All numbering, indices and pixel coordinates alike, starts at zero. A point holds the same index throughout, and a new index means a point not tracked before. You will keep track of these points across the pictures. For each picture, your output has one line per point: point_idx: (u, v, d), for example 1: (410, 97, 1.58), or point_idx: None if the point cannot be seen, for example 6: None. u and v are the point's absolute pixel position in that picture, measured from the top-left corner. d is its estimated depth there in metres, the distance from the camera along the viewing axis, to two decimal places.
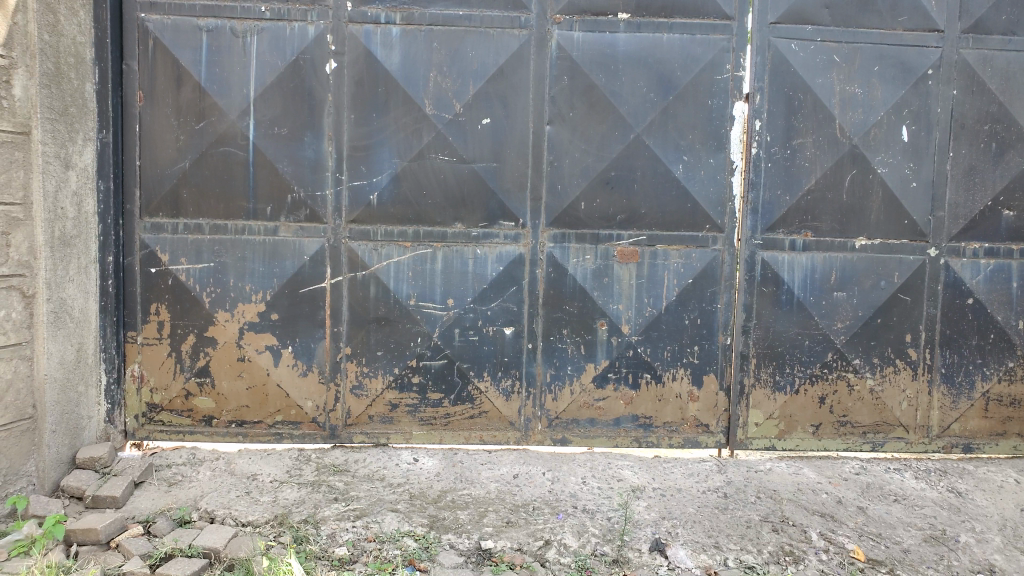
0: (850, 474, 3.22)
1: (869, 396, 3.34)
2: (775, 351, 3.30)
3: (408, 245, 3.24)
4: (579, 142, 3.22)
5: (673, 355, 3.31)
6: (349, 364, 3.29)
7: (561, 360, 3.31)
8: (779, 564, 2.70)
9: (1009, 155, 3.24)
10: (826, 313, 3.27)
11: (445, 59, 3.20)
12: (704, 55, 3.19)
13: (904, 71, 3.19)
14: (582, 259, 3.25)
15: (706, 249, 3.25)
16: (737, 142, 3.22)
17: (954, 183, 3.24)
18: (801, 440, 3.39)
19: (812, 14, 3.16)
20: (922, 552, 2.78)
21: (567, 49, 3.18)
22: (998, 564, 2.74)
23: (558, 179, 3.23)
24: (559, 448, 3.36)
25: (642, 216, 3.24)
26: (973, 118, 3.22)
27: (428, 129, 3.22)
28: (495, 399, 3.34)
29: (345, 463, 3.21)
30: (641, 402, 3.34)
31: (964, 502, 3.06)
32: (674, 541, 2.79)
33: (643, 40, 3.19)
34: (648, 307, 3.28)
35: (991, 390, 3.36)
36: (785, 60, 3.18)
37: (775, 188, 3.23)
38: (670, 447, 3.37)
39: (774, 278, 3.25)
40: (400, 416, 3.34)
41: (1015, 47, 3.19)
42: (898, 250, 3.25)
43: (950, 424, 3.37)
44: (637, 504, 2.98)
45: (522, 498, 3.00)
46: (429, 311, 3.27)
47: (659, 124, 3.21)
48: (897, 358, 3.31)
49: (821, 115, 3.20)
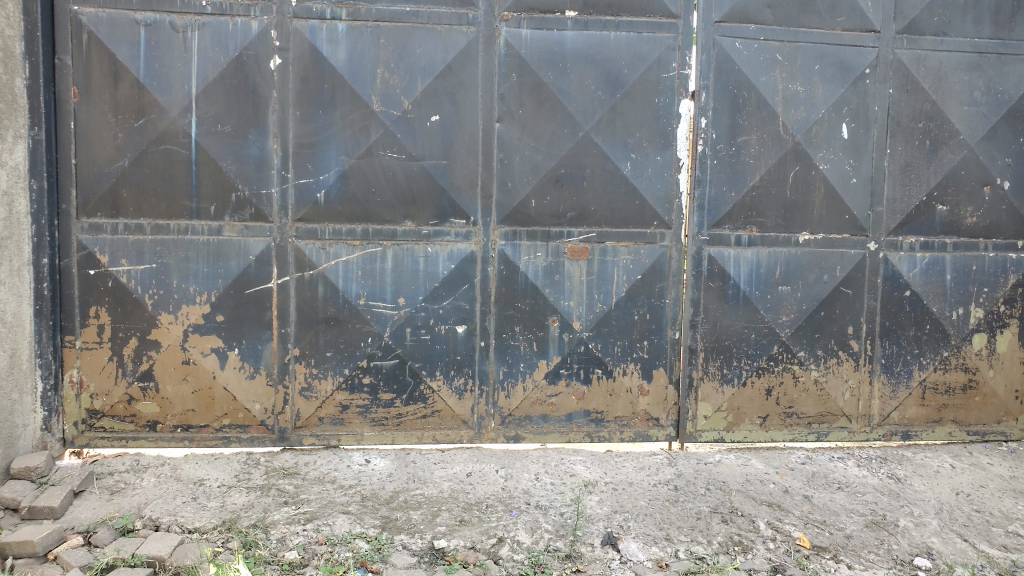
0: (796, 464, 3.30)
1: (814, 387, 3.43)
2: (723, 345, 3.36)
3: (357, 244, 3.20)
4: (529, 139, 3.23)
5: (624, 351, 3.34)
6: (298, 366, 3.24)
7: (513, 358, 3.31)
8: (728, 554, 2.75)
9: (943, 151, 3.35)
10: (772, 306, 3.34)
11: (392, 56, 3.17)
12: (651, 54, 3.22)
13: (843, 70, 3.27)
14: (533, 256, 3.26)
15: (655, 245, 3.29)
16: (683, 139, 3.26)
17: (892, 178, 3.34)
18: (749, 432, 3.44)
19: (755, 13, 3.22)
20: (864, 538, 2.87)
21: (515, 47, 3.18)
22: (935, 547, 2.84)
23: (508, 176, 3.23)
24: (512, 445, 3.36)
25: (592, 212, 3.26)
26: (909, 116, 3.32)
27: (376, 126, 3.18)
28: (448, 398, 3.32)
29: (295, 466, 3.16)
30: (593, 397, 3.36)
31: (904, 487, 3.16)
32: (627, 534, 2.82)
33: (591, 38, 3.20)
34: (599, 303, 3.30)
35: (928, 378, 3.47)
36: (730, 58, 3.23)
37: (721, 184, 3.28)
38: (622, 441, 3.40)
39: (720, 273, 3.31)
40: (351, 417, 3.30)
41: (947, 47, 3.30)
42: (840, 245, 3.34)
43: (890, 412, 3.48)
44: (590, 498, 3.00)
45: (476, 497, 3.00)
46: (380, 311, 3.24)
47: (608, 122, 3.24)
48: (840, 350, 3.40)
49: (765, 113, 3.27)
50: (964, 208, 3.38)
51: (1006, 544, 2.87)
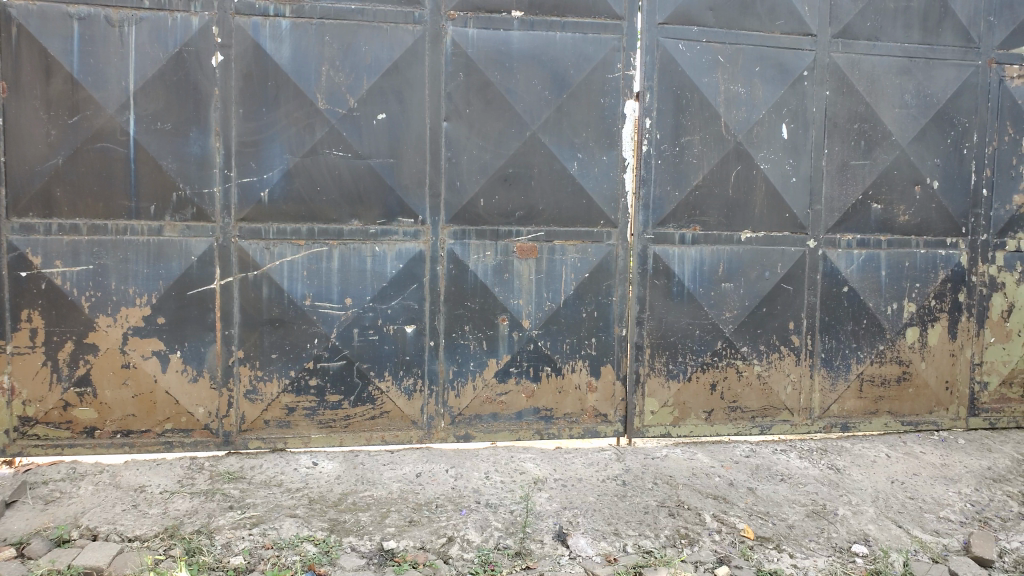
0: (741, 457, 3.37)
1: (757, 381, 3.51)
2: (668, 341, 3.42)
3: (302, 243, 3.16)
4: (476, 139, 3.23)
5: (572, 348, 3.37)
6: (242, 368, 3.19)
7: (463, 357, 3.31)
8: (675, 546, 2.80)
9: (877, 152, 3.47)
10: (716, 303, 3.42)
11: (337, 53, 3.13)
12: (596, 54, 3.25)
13: (782, 72, 3.36)
14: (482, 255, 3.26)
15: (602, 244, 3.33)
16: (629, 139, 3.31)
17: (830, 178, 3.44)
18: (694, 426, 3.51)
19: (697, 16, 3.28)
20: (805, 527, 2.95)
21: (461, 46, 3.18)
22: (871, 533, 2.94)
23: (456, 175, 3.23)
24: (462, 444, 3.36)
25: (540, 212, 3.28)
26: (845, 117, 3.43)
27: (321, 124, 3.15)
28: (397, 398, 3.30)
29: (240, 470, 3.10)
30: (542, 395, 3.38)
31: (843, 477, 3.27)
32: (576, 530, 2.85)
33: (536, 38, 3.22)
34: (548, 302, 3.33)
35: (865, 371, 3.59)
36: (673, 59, 3.28)
37: (666, 184, 3.34)
38: (571, 438, 3.43)
39: (666, 271, 3.36)
40: (298, 419, 3.25)
41: (880, 51, 3.42)
42: (781, 242, 3.43)
43: (830, 405, 3.58)
44: (539, 495, 3.02)
45: (425, 497, 2.99)
46: (326, 311, 3.20)
47: (554, 122, 3.26)
48: (782, 345, 3.49)
49: (708, 113, 3.33)
50: (897, 206, 3.51)
51: (937, 529, 2.99)
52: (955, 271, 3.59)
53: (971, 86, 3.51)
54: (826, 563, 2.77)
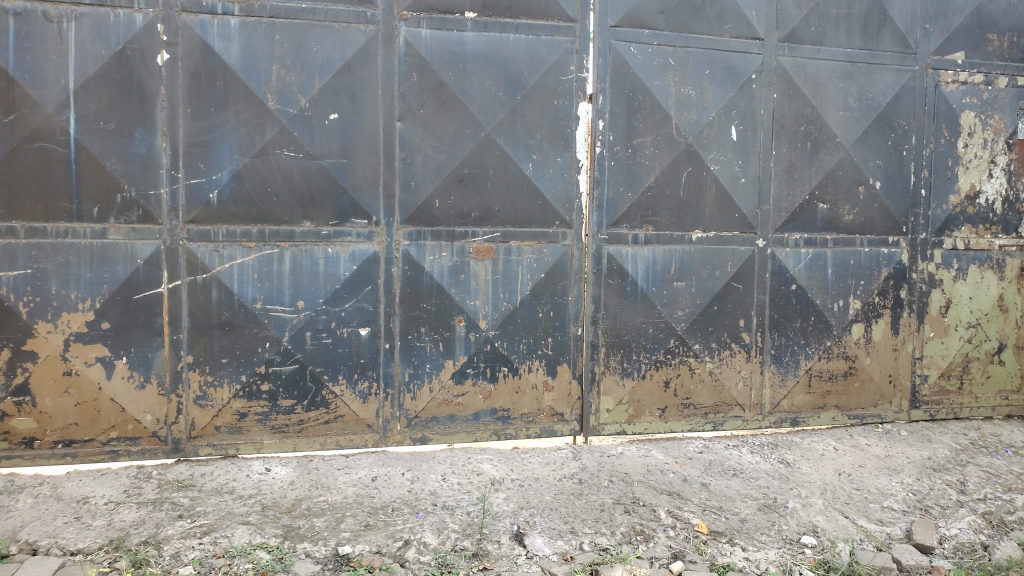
0: (694, 453, 3.43)
1: (709, 378, 3.58)
2: (623, 340, 3.46)
3: (253, 245, 3.11)
4: (430, 139, 3.22)
5: (529, 348, 3.38)
6: (192, 374, 3.11)
7: (419, 359, 3.29)
8: (631, 543, 2.84)
9: (822, 153, 3.57)
10: (669, 302, 3.47)
11: (288, 52, 3.09)
12: (550, 56, 3.27)
13: (731, 75, 3.43)
14: (437, 256, 3.25)
15: (557, 244, 3.35)
16: (583, 141, 3.34)
17: (778, 179, 3.53)
18: (649, 423, 3.56)
19: (649, 19, 3.33)
20: (757, 520, 3.02)
21: (415, 46, 3.17)
22: (820, 525, 3.02)
23: (410, 176, 3.21)
24: (418, 447, 3.34)
25: (496, 212, 3.29)
26: (791, 119, 3.52)
27: (271, 124, 3.10)
28: (351, 402, 3.26)
29: (190, 478, 3.02)
30: (499, 396, 3.39)
31: (792, 471, 3.35)
32: (533, 529, 2.86)
33: (490, 39, 3.23)
34: (504, 302, 3.33)
35: (813, 367, 3.68)
36: (625, 62, 3.32)
37: (619, 185, 3.38)
38: (528, 438, 3.44)
39: (620, 271, 3.40)
40: (250, 425, 3.19)
41: (824, 56, 3.52)
42: (731, 242, 3.50)
43: (779, 401, 3.67)
44: (496, 496, 3.02)
45: (381, 500, 2.96)
46: (278, 314, 3.15)
47: (509, 123, 3.27)
48: (732, 342, 3.56)
49: (659, 115, 3.38)
50: (842, 206, 3.61)
51: (882, 519, 3.09)
52: (897, 268, 3.72)
53: (910, 90, 3.64)
54: (776, 556, 2.84)
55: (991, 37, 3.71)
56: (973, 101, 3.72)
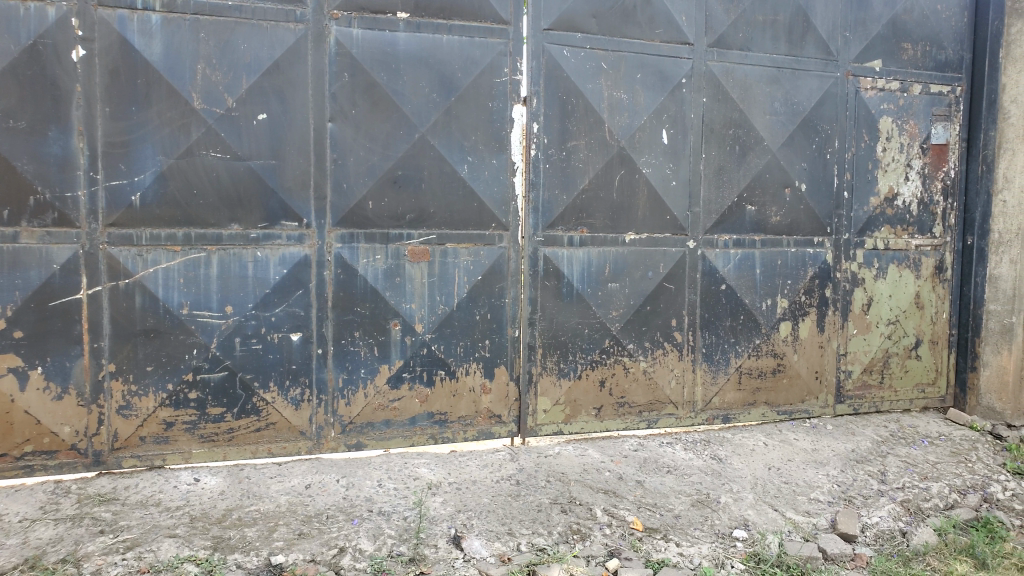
0: (630, 451, 3.48)
1: (643, 377, 3.64)
2: (559, 341, 3.48)
3: (178, 249, 3.01)
4: (363, 140, 3.17)
5: (465, 351, 3.37)
6: (114, 383, 2.99)
7: (353, 364, 3.24)
8: (567, 542, 2.86)
9: (750, 156, 3.67)
10: (603, 303, 3.51)
11: (213, 50, 3.00)
12: (483, 58, 3.27)
13: (662, 79, 3.49)
14: (371, 259, 3.21)
15: (493, 246, 3.35)
16: (518, 143, 3.34)
17: (708, 181, 3.61)
18: (585, 423, 3.59)
19: (582, 22, 3.36)
20: (690, 516, 3.08)
21: (346, 46, 3.12)
22: (750, 518, 3.11)
23: (343, 177, 3.16)
24: (353, 453, 3.29)
25: (430, 214, 3.27)
26: (721, 123, 3.60)
27: (197, 124, 3.00)
28: (283, 409, 3.20)
29: (112, 491, 2.90)
30: (435, 399, 3.37)
31: (724, 466, 3.43)
32: (470, 532, 2.85)
33: (423, 40, 3.20)
34: (440, 305, 3.31)
35: (743, 364, 3.79)
36: (559, 64, 3.34)
37: (554, 187, 3.40)
38: (465, 441, 3.43)
39: (556, 272, 3.43)
40: (177, 434, 3.09)
41: (751, 61, 3.61)
42: (663, 243, 3.56)
43: (711, 398, 3.76)
44: (433, 500, 3.01)
45: (315, 508, 2.90)
46: (205, 320, 3.06)
47: (443, 124, 3.25)
48: (666, 341, 3.63)
49: (593, 118, 3.42)
50: (769, 208, 3.72)
51: (809, 510, 3.20)
52: (822, 268, 3.85)
53: (832, 95, 3.77)
54: (709, 550, 2.90)
55: (906, 46, 3.89)
56: (890, 107, 3.89)
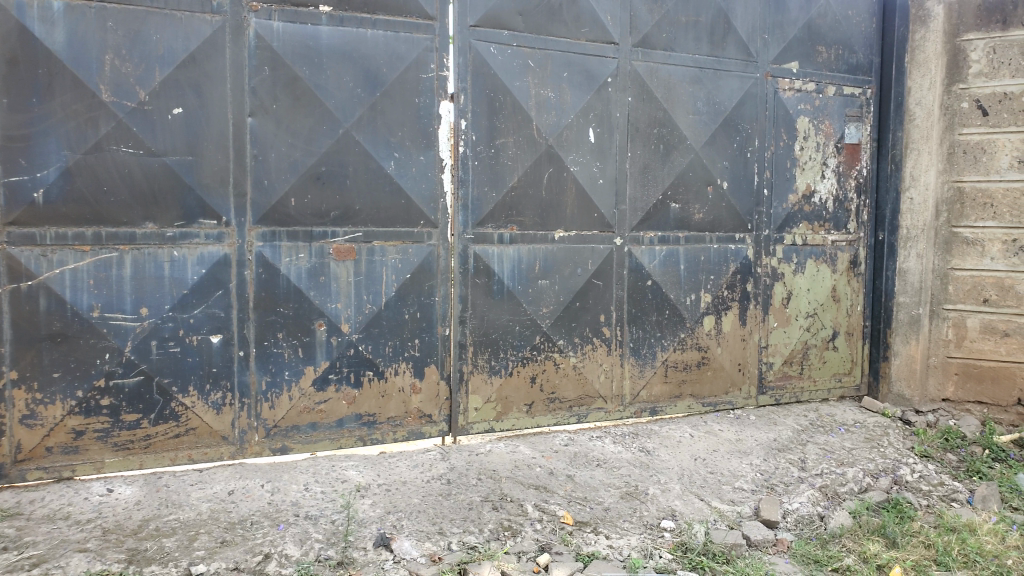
0: (560, 446, 3.51)
1: (573, 373, 3.67)
2: (490, 339, 3.48)
3: (87, 249, 2.86)
4: (284, 136, 3.09)
5: (394, 350, 3.33)
6: (16, 391, 2.82)
7: (276, 365, 3.16)
8: (498, 539, 2.87)
9: (674, 155, 3.74)
10: (533, 300, 3.53)
11: (122, 41, 2.85)
12: (409, 54, 3.23)
13: (588, 78, 3.53)
14: (294, 258, 3.14)
15: (422, 244, 3.31)
16: (445, 140, 3.32)
17: (634, 179, 3.67)
18: (516, 420, 3.60)
19: (508, 20, 3.36)
20: (619, 508, 3.13)
21: (266, 39, 3.02)
22: (677, 509, 3.18)
23: (264, 174, 3.07)
24: (278, 457, 3.21)
25: (356, 211, 3.21)
26: (646, 122, 3.66)
27: (105, 118, 2.85)
28: (204, 414, 3.08)
29: (16, 506, 2.73)
30: (363, 400, 3.32)
31: (652, 458, 3.50)
32: (400, 533, 2.82)
33: (347, 34, 3.14)
34: (367, 304, 3.26)
35: (670, 358, 3.87)
36: (486, 62, 3.33)
37: (482, 184, 3.38)
38: (395, 442, 3.39)
39: (485, 270, 3.42)
40: (88, 443, 2.93)
41: (674, 61, 3.69)
42: (591, 241, 3.60)
43: (640, 391, 3.83)
44: (361, 502, 2.95)
45: (239, 515, 2.81)
46: (118, 323, 2.93)
47: (368, 120, 3.20)
48: (595, 337, 3.68)
49: (520, 116, 3.42)
50: (693, 206, 3.81)
51: (733, 499, 3.29)
52: (743, 264, 3.97)
53: (752, 95, 3.89)
54: (638, 541, 2.95)
55: (821, 49, 4.04)
56: (807, 107, 4.04)
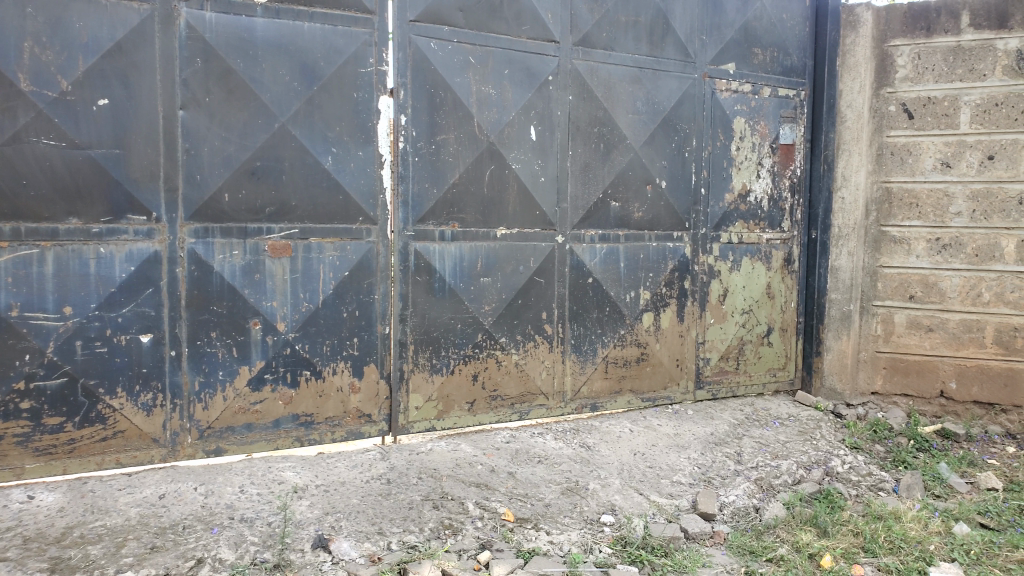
0: (502, 443, 3.52)
1: (515, 370, 3.68)
2: (431, 337, 3.46)
3: (5, 246, 2.72)
4: (218, 129, 3.01)
5: (332, 349, 3.29)
6: None
7: (210, 365, 3.08)
8: (439, 538, 2.85)
9: (615, 153, 3.78)
10: (475, 297, 3.52)
11: (43, 28, 2.72)
12: (347, 48, 3.18)
13: (529, 76, 3.53)
14: (228, 255, 3.06)
15: (361, 241, 3.27)
16: (384, 136, 3.28)
17: (575, 177, 3.69)
18: (457, 418, 3.59)
19: (448, 16, 3.33)
20: (560, 504, 3.15)
21: (198, 29, 2.93)
22: (617, 503, 3.22)
23: (196, 168, 2.99)
24: (212, 459, 3.13)
25: (292, 207, 3.15)
26: (586, 120, 3.69)
27: (25, 108, 2.71)
28: (133, 416, 2.98)
29: None
30: (301, 400, 3.26)
31: (593, 454, 3.54)
32: (338, 534, 2.78)
33: (283, 26, 3.07)
34: (304, 302, 3.21)
35: (610, 354, 3.92)
36: (426, 57, 3.30)
37: (423, 181, 3.36)
38: (334, 442, 3.35)
39: (426, 267, 3.40)
40: (7, 448, 2.80)
41: (614, 60, 3.72)
42: (533, 238, 3.61)
43: (581, 388, 3.87)
44: (299, 504, 2.90)
45: (170, 519, 2.71)
46: (40, 323, 2.80)
47: (305, 115, 3.14)
48: (536, 334, 3.69)
49: (461, 112, 3.41)
50: (632, 204, 3.86)
51: (671, 492, 3.35)
52: (682, 261, 4.04)
53: (690, 95, 3.95)
54: (578, 536, 2.98)
55: (756, 51, 4.14)
56: (743, 108, 4.13)
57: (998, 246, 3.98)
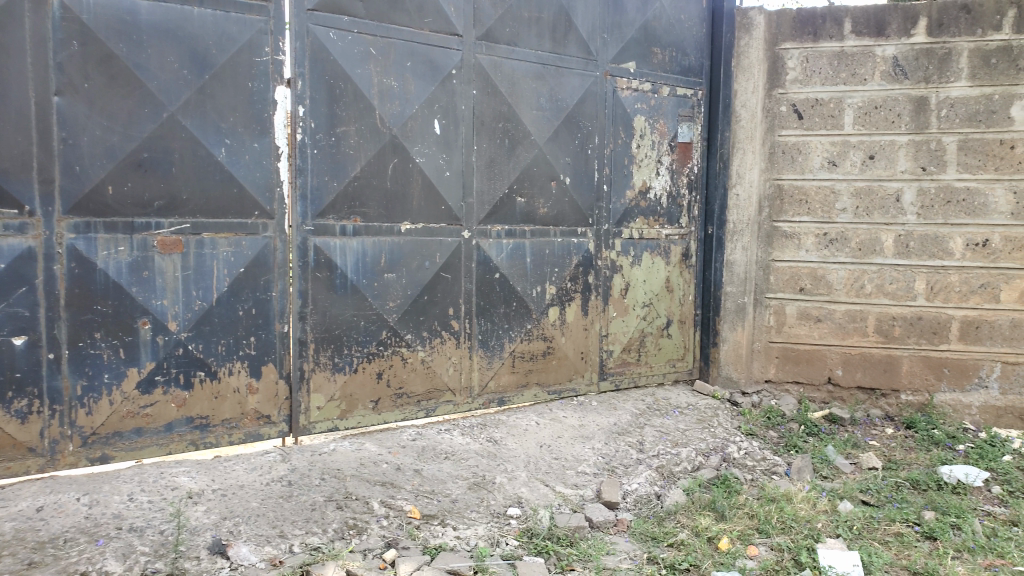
0: (407, 441, 3.49)
1: (421, 367, 3.66)
2: (332, 335, 3.39)
3: None
4: (98, 118, 2.83)
5: (228, 349, 3.17)
6: None
7: (94, 368, 2.91)
8: (343, 538, 2.80)
9: (519, 149, 3.80)
10: (378, 293, 3.47)
11: None
12: (240, 35, 3.05)
13: (433, 69, 3.50)
14: (113, 251, 2.89)
15: (256, 236, 3.16)
16: (281, 128, 3.18)
17: (480, 172, 3.69)
18: (361, 417, 3.53)
19: (348, 5, 3.25)
20: (467, 499, 3.16)
21: (73, 10, 2.74)
22: (524, 495, 3.25)
23: (75, 158, 2.80)
24: (97, 467, 2.96)
25: (182, 201, 3.00)
26: (491, 115, 3.69)
27: None
28: (5, 424, 2.77)
29: None
30: (195, 403, 3.13)
31: (500, 447, 3.56)
32: (237, 539, 2.68)
33: (169, 10, 2.91)
34: (196, 301, 3.07)
35: (517, 349, 3.95)
36: (324, 47, 3.21)
37: (323, 174, 3.28)
38: (231, 445, 3.24)
39: (327, 263, 3.32)
40: None
41: (518, 56, 3.74)
42: (438, 233, 3.59)
43: (488, 383, 3.88)
44: (193, 509, 2.78)
45: (49, 533, 2.55)
46: None
47: (196, 104, 3.00)
48: (443, 330, 3.68)
49: (362, 105, 3.34)
50: (537, 200, 3.89)
51: (576, 482, 3.42)
52: (586, 256, 4.12)
53: (592, 93, 4.03)
54: (485, 530, 2.99)
55: (656, 51, 4.26)
56: (643, 106, 4.24)
57: (878, 241, 4.25)
